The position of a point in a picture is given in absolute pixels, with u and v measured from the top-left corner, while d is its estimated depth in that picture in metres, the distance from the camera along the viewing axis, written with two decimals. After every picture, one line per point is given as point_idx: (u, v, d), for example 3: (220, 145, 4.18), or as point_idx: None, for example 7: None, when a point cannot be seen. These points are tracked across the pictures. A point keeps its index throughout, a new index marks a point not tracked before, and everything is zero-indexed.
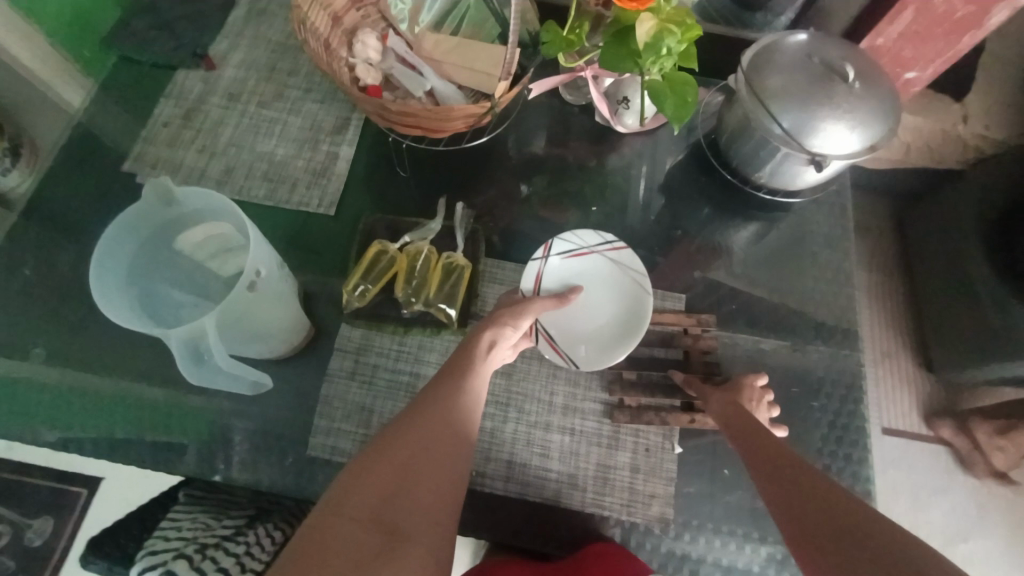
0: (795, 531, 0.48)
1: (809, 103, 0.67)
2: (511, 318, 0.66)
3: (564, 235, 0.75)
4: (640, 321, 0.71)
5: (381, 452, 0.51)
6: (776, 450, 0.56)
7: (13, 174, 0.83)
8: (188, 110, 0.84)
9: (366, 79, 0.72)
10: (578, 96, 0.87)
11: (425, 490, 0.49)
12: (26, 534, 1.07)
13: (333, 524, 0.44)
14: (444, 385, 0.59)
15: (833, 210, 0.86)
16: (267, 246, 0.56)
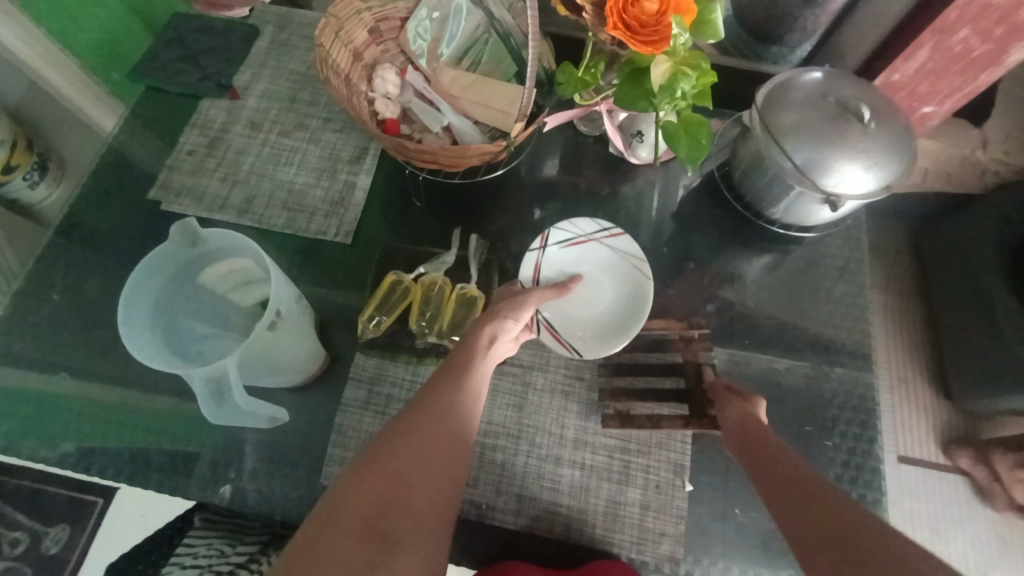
0: (803, 537, 0.48)
1: (823, 142, 0.67)
2: (511, 310, 0.67)
3: (562, 224, 0.77)
4: (641, 305, 0.73)
5: (377, 458, 0.52)
6: (774, 460, 0.57)
7: (41, 186, 0.99)
8: (212, 139, 0.86)
9: (384, 112, 0.74)
10: (593, 128, 0.88)
11: (420, 497, 0.51)
12: (44, 541, 1.09)
13: (327, 536, 0.46)
14: (443, 385, 0.60)
15: (848, 242, 0.85)
16: (286, 285, 0.56)
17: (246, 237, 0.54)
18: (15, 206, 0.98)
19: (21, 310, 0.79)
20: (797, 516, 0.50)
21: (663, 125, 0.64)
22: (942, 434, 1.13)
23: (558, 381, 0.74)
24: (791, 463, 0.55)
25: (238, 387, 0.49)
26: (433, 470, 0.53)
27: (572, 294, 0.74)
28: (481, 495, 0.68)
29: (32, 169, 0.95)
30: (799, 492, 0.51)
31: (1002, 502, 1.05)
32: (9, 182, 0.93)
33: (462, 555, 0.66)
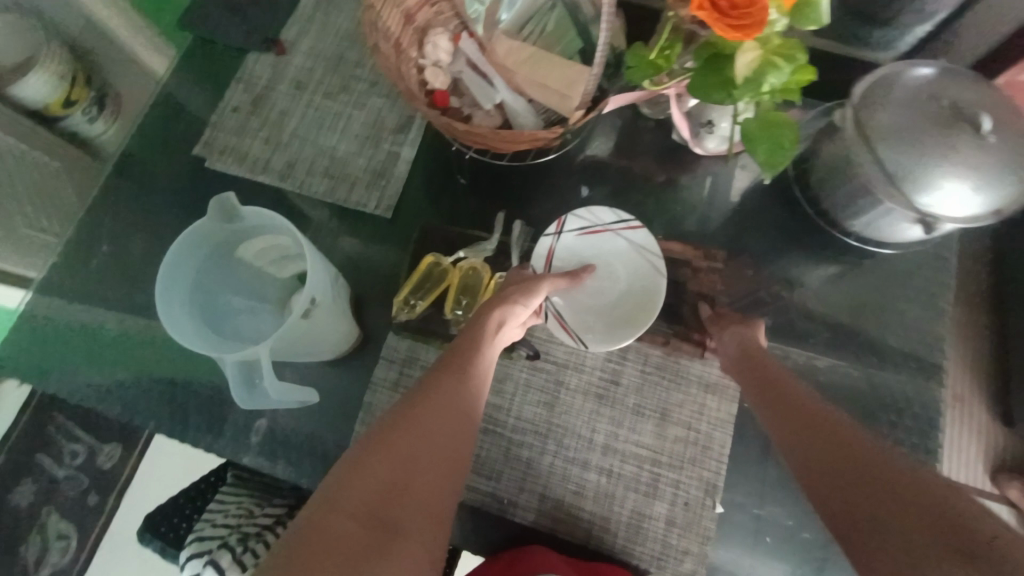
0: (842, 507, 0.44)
1: (926, 154, 0.59)
2: (522, 296, 0.65)
3: (579, 211, 0.72)
4: (652, 302, 0.69)
5: (378, 442, 0.48)
6: (807, 419, 0.53)
7: (100, 121, 0.98)
8: (257, 98, 0.84)
9: (434, 84, 0.70)
10: (657, 111, 0.80)
11: (426, 483, 0.48)
12: (99, 456, 1.23)
13: (327, 523, 0.41)
14: (448, 372, 0.57)
15: (931, 261, 0.77)
16: (320, 271, 0.54)
17: (283, 217, 0.52)
18: (76, 138, 0.99)
19: (71, 259, 0.81)
20: (824, 470, 0.47)
21: (742, 122, 0.57)
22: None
23: (593, 383, 0.71)
24: (828, 418, 0.52)
25: (269, 377, 0.48)
26: (437, 456, 0.50)
27: (584, 286, 0.71)
28: (504, 489, 0.67)
29: (90, 105, 0.94)
30: (809, 425, 0.52)
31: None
32: (68, 116, 0.93)
33: (481, 544, 0.66)
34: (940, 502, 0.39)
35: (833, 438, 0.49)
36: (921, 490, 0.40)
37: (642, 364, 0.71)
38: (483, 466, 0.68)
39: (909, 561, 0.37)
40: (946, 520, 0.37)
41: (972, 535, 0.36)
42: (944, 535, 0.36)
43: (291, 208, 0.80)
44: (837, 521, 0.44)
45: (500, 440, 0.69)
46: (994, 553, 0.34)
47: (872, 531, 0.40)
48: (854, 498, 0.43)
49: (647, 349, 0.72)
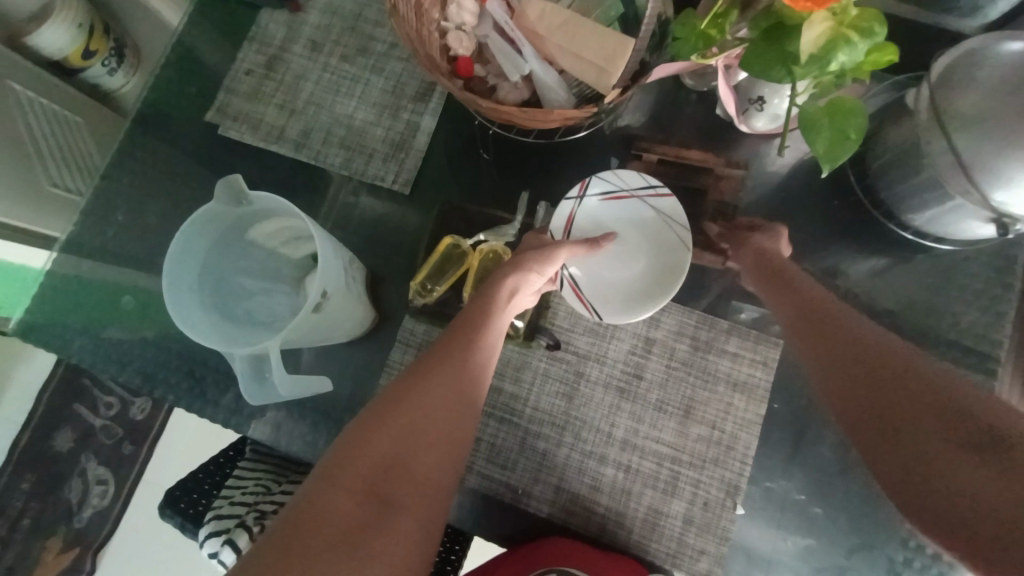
0: (863, 412, 0.52)
1: (1016, 144, 0.51)
2: (538, 262, 0.61)
3: (605, 173, 0.67)
4: (676, 275, 0.64)
5: (377, 417, 0.50)
6: (834, 327, 0.57)
7: (118, 73, 0.98)
8: (271, 60, 0.79)
9: (457, 50, 0.64)
10: (700, 82, 0.73)
11: (421, 461, 0.50)
12: (132, 409, 1.28)
13: (323, 497, 0.45)
14: (456, 339, 0.56)
15: (994, 259, 0.70)
16: (332, 260, 0.51)
17: (294, 205, 0.49)
18: (97, 90, 0.99)
19: (85, 225, 0.79)
20: (853, 381, 0.53)
21: (800, 106, 0.52)
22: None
23: (614, 376, 0.68)
24: (853, 328, 0.57)
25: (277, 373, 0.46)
26: (435, 434, 0.51)
27: (604, 252, 0.67)
28: (518, 479, 0.66)
29: (109, 56, 0.93)
30: (850, 353, 0.55)
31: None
32: (88, 66, 0.91)
33: (493, 532, 0.66)
34: (968, 412, 0.47)
35: (874, 365, 0.53)
36: (956, 403, 0.48)
37: (667, 358, 0.68)
38: (497, 455, 0.67)
39: (930, 459, 0.46)
40: (970, 428, 0.46)
41: (988, 437, 0.44)
42: (965, 439, 0.45)
43: (306, 180, 0.77)
44: (868, 427, 0.51)
45: (516, 430, 0.67)
46: (1005, 450, 0.43)
47: (901, 437, 0.48)
48: (889, 410, 0.50)
49: (673, 343, 0.69)
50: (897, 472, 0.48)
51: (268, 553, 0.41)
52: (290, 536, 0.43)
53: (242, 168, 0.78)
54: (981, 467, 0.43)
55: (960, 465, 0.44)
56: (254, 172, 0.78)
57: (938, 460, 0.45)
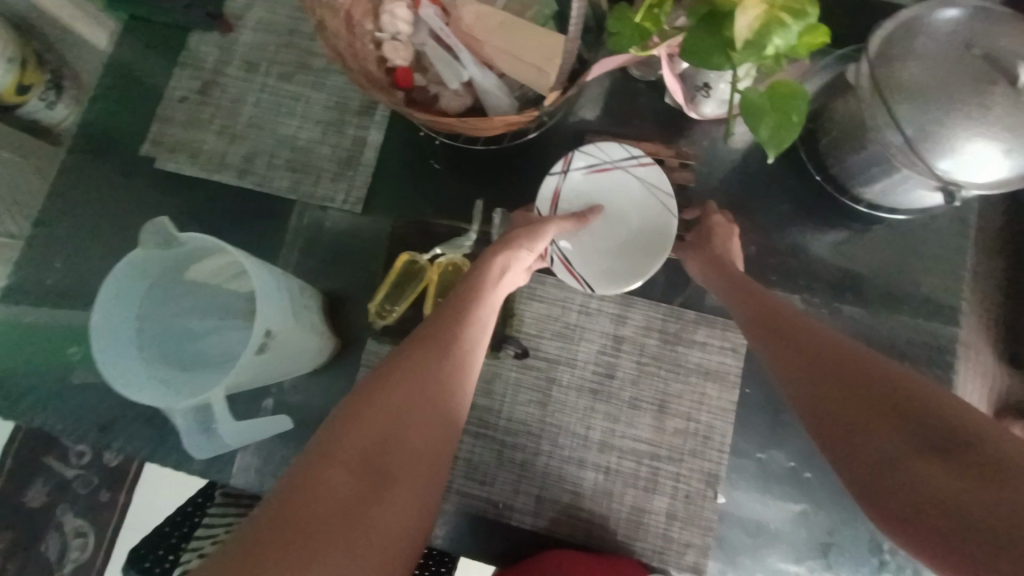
0: (823, 419, 0.40)
1: (953, 114, 0.52)
2: (528, 240, 0.59)
3: (586, 146, 0.67)
4: (664, 240, 0.64)
5: (380, 387, 0.44)
6: (797, 330, 0.48)
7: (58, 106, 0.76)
8: (206, 84, 0.76)
9: (395, 60, 0.62)
10: (647, 72, 0.73)
11: (426, 437, 0.43)
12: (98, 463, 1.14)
13: (317, 471, 0.37)
14: (453, 307, 0.52)
15: (948, 224, 0.71)
16: (275, 296, 0.49)
17: (224, 241, 0.46)
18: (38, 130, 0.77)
19: (24, 275, 0.75)
20: (819, 382, 0.42)
21: (742, 92, 0.50)
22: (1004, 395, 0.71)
23: (586, 378, 0.67)
24: (815, 332, 0.47)
25: (223, 425, 0.45)
26: (441, 409, 0.45)
27: (593, 225, 0.66)
28: (499, 493, 0.65)
29: (48, 87, 0.73)
30: (811, 351, 0.45)
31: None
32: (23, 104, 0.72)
33: (480, 550, 0.65)
34: (934, 405, 0.35)
35: (836, 365, 0.42)
36: (923, 399, 0.36)
37: (637, 355, 0.68)
38: (476, 471, 0.66)
39: (897, 468, 0.34)
40: (941, 429, 0.34)
41: (958, 435, 0.33)
42: (936, 443, 0.33)
43: (253, 207, 0.74)
44: (826, 435, 0.40)
45: (492, 443, 0.66)
46: (976, 449, 0.32)
47: (856, 437, 0.37)
48: (842, 415, 0.39)
49: (643, 339, 0.68)
50: (858, 484, 0.36)
51: (252, 534, 0.34)
52: (278, 513, 0.35)
53: (184, 200, 0.74)
54: (951, 471, 0.31)
55: (923, 471, 0.33)
56: (198, 203, 0.74)
57: (903, 467, 0.34)
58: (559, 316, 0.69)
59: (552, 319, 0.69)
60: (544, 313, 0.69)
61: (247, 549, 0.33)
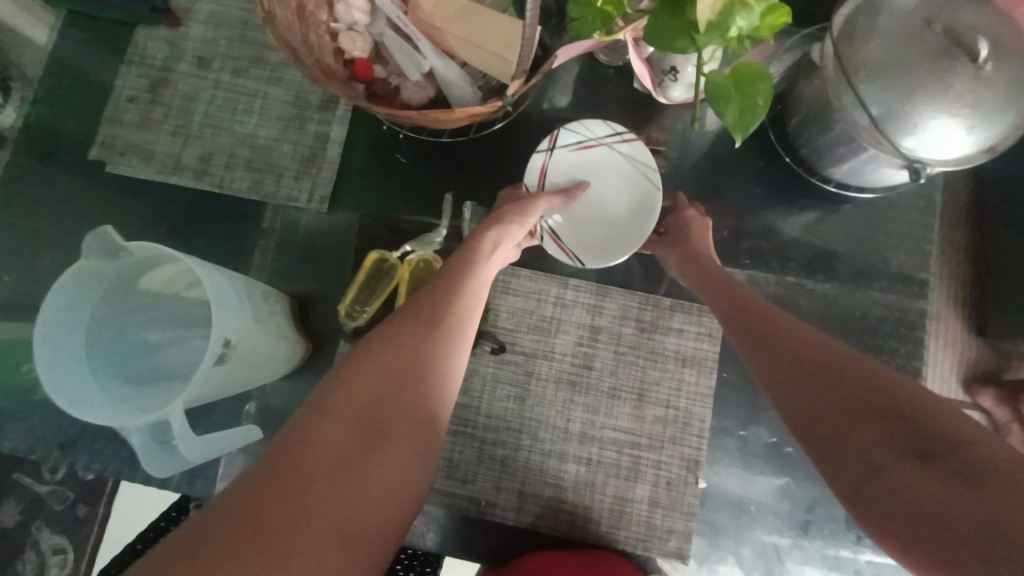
0: (811, 426, 0.39)
1: (916, 92, 0.52)
2: (518, 215, 0.59)
3: (571, 124, 0.66)
4: (648, 216, 0.64)
5: (376, 349, 0.45)
6: (773, 329, 0.48)
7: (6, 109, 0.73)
8: (156, 82, 0.72)
9: (353, 51, 0.60)
10: (614, 57, 0.71)
11: (423, 398, 0.44)
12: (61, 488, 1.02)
13: (314, 428, 0.39)
14: (446, 276, 0.53)
15: (915, 201, 0.72)
16: (234, 306, 0.47)
17: (175, 249, 0.44)
18: None
19: None
20: (803, 385, 0.41)
21: (708, 75, 0.49)
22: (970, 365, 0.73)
23: (564, 370, 0.67)
24: (791, 331, 0.47)
25: (183, 441, 0.44)
26: (436, 373, 0.45)
27: (580, 202, 0.65)
28: (481, 491, 0.64)
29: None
30: (793, 354, 0.44)
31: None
32: None
33: (464, 548, 0.64)
34: (919, 412, 0.34)
35: (815, 368, 0.41)
36: (906, 402, 0.35)
37: (614, 345, 0.67)
38: (456, 469, 0.65)
39: (884, 475, 0.33)
40: (928, 433, 0.33)
41: (944, 441, 0.32)
42: (922, 448, 0.32)
43: (213, 211, 0.71)
44: (808, 437, 0.39)
45: (472, 441, 0.66)
46: (961, 455, 0.31)
47: (842, 439, 0.36)
48: (827, 417, 0.38)
49: (619, 328, 0.68)
50: (847, 488, 0.35)
51: (257, 480, 0.35)
52: (279, 459, 0.36)
53: (140, 205, 0.71)
54: (940, 481, 0.30)
55: (913, 477, 0.31)
56: (154, 208, 0.71)
57: (891, 472, 0.33)
58: (534, 308, 0.68)
59: (528, 312, 0.68)
60: (519, 306, 0.68)
61: (248, 492, 0.34)
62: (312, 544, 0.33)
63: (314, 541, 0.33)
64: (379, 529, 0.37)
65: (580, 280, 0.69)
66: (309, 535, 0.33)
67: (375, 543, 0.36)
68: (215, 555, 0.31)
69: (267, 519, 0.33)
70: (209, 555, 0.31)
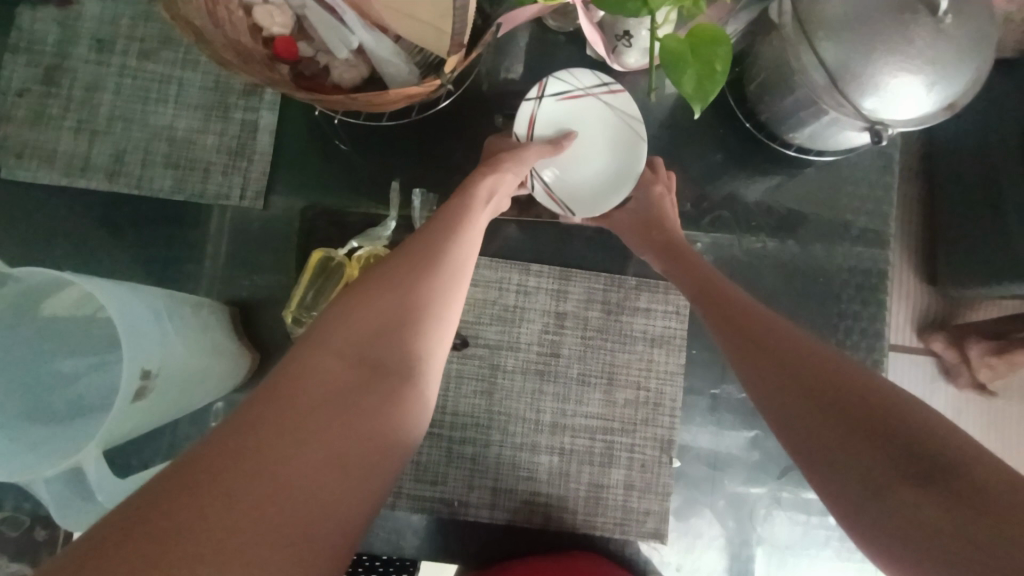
0: (794, 427, 0.39)
1: (876, 50, 0.49)
2: (512, 163, 0.55)
3: (559, 73, 0.61)
4: (633, 169, 0.61)
5: (370, 286, 0.42)
6: (751, 324, 0.48)
7: None
8: (49, 72, 0.64)
9: (271, 28, 0.53)
10: (564, 23, 0.66)
11: (422, 337, 0.41)
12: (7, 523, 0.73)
13: (310, 360, 0.37)
14: (440, 220, 0.49)
15: (876, 160, 0.71)
16: (147, 335, 0.47)
17: (66, 273, 0.42)
18: None
19: None
20: (778, 384, 0.42)
21: (662, 40, 0.46)
22: (921, 309, 0.75)
23: (531, 360, 0.64)
24: (776, 328, 0.46)
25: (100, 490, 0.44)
26: (434, 311, 0.43)
27: (569, 155, 0.62)
28: (452, 492, 0.62)
29: None
30: (775, 349, 0.44)
31: (966, 384, 0.72)
32: None
33: (439, 551, 0.63)
34: (916, 427, 0.34)
35: (810, 385, 0.40)
36: (902, 417, 0.35)
37: (581, 330, 0.65)
38: (426, 471, 0.62)
39: (881, 493, 0.33)
40: (925, 449, 0.33)
41: (936, 458, 0.33)
42: (916, 464, 0.33)
43: (136, 214, 0.64)
44: (793, 432, 0.39)
45: (440, 441, 0.63)
46: (958, 477, 0.31)
47: (832, 451, 0.36)
48: (815, 426, 0.38)
49: (585, 312, 0.65)
50: (845, 505, 0.35)
51: (254, 410, 0.33)
52: (272, 397, 0.34)
53: (51, 212, 0.64)
54: (937, 502, 0.31)
55: (910, 501, 0.32)
56: (67, 216, 0.64)
57: (892, 495, 0.33)
58: (496, 298, 0.65)
59: (489, 303, 0.65)
60: (479, 298, 0.65)
61: (237, 425, 0.32)
62: (303, 482, 0.31)
63: (306, 478, 0.31)
64: (377, 466, 0.35)
65: (542, 266, 0.66)
66: (301, 468, 0.31)
67: (372, 481, 0.34)
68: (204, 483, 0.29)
69: (261, 449, 0.31)
70: (197, 483, 0.29)
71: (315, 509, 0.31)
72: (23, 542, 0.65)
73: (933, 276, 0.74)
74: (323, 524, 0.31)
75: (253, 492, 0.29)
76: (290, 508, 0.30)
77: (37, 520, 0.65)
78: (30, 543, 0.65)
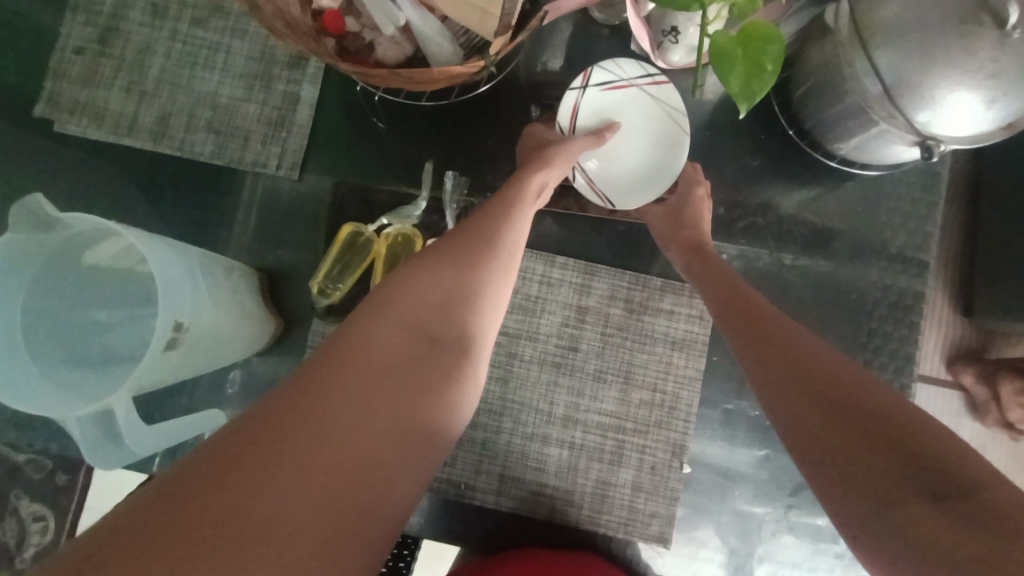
0: (810, 438, 0.38)
1: (934, 62, 0.47)
2: (563, 156, 0.56)
3: (605, 62, 0.61)
4: (674, 162, 0.61)
5: (428, 263, 0.43)
6: (773, 330, 0.47)
7: None
8: (105, 32, 0.66)
9: (321, 1, 0.54)
10: (610, 15, 0.65)
11: (474, 319, 0.42)
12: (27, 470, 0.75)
13: (369, 330, 0.38)
14: (494, 208, 0.49)
15: (922, 179, 0.68)
16: (183, 288, 0.48)
17: (113, 224, 0.43)
18: None
19: None
20: (797, 395, 0.41)
21: (711, 36, 0.45)
22: (952, 340, 0.72)
23: (548, 352, 0.64)
24: (798, 340, 0.45)
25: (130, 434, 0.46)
26: (486, 295, 0.43)
27: (611, 148, 0.62)
28: (459, 474, 0.63)
29: None
30: (795, 360, 0.43)
31: (995, 421, 0.69)
32: None
33: (440, 532, 0.63)
34: (934, 447, 0.33)
35: (827, 392, 0.40)
36: (918, 438, 0.34)
37: (602, 326, 0.64)
38: None
39: (888, 507, 0.33)
40: (942, 469, 0.32)
41: (952, 480, 0.32)
42: (928, 481, 0.32)
43: (176, 176, 0.66)
44: (805, 443, 0.39)
45: None
46: (972, 498, 0.30)
47: (843, 461, 0.36)
48: (829, 436, 0.37)
49: (608, 309, 0.65)
50: (849, 513, 0.35)
51: (313, 374, 0.34)
52: (328, 364, 0.35)
53: (96, 169, 0.66)
54: (947, 521, 0.30)
55: (918, 516, 0.31)
56: (112, 173, 0.66)
57: (898, 510, 0.32)
58: (518, 287, 0.65)
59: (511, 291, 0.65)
60: None
61: (299, 388, 0.33)
62: (362, 453, 0.32)
63: (362, 446, 0.32)
64: (428, 443, 0.36)
65: (566, 258, 0.66)
66: (357, 437, 0.32)
67: (425, 458, 0.35)
68: (266, 442, 0.30)
69: (320, 413, 0.32)
70: (261, 447, 0.30)
71: (372, 478, 0.32)
72: (45, 483, 0.67)
73: (971, 305, 0.72)
74: (380, 496, 0.32)
75: (315, 458, 0.30)
76: (349, 477, 0.31)
77: (59, 465, 0.68)
78: (52, 485, 0.68)
